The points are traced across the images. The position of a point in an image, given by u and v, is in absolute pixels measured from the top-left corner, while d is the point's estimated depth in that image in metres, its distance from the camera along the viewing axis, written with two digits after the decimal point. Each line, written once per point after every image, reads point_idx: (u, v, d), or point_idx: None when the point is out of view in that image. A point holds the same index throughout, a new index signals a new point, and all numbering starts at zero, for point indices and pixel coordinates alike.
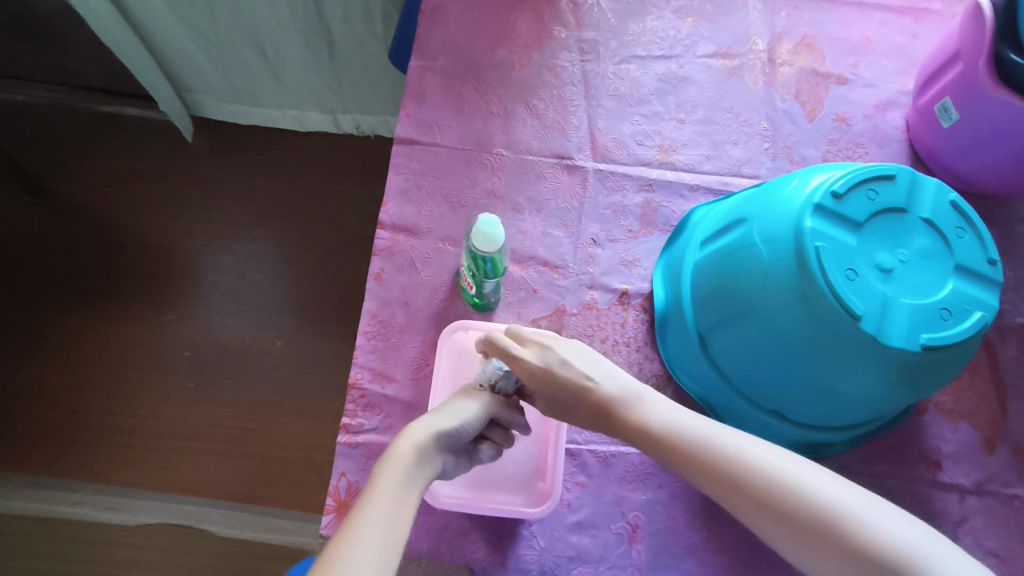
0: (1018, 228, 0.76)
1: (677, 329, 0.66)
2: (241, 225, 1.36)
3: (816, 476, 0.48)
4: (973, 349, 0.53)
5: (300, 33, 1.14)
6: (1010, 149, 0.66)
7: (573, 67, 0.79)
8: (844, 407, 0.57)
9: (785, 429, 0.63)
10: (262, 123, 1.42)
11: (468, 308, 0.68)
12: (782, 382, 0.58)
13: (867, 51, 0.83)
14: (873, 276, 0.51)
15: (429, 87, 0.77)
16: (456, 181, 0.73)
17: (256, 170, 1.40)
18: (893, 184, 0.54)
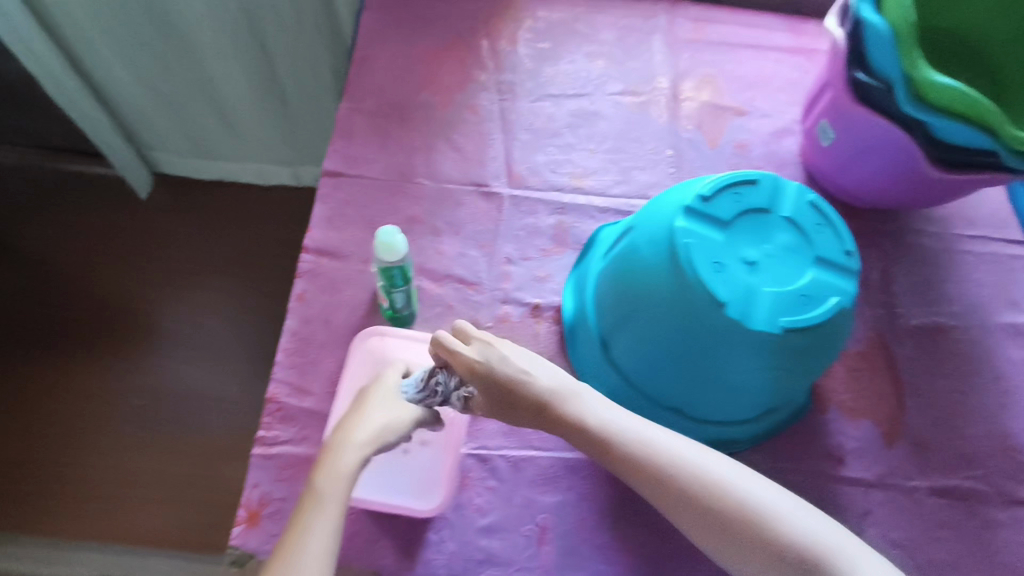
0: (903, 242, 0.83)
1: (583, 337, 0.69)
2: (200, 273, 1.40)
3: (756, 482, 0.54)
4: (839, 335, 0.57)
5: (254, 89, 1.24)
6: (879, 164, 0.71)
7: (492, 106, 0.85)
8: (732, 396, 0.60)
9: (687, 426, 0.65)
10: (222, 176, 1.48)
11: (386, 321, 0.71)
12: (673, 377, 0.61)
13: (764, 86, 0.90)
14: (739, 268, 0.55)
15: (357, 126, 0.82)
16: (381, 209, 0.77)
17: (215, 222, 1.45)
18: (758, 187, 0.59)
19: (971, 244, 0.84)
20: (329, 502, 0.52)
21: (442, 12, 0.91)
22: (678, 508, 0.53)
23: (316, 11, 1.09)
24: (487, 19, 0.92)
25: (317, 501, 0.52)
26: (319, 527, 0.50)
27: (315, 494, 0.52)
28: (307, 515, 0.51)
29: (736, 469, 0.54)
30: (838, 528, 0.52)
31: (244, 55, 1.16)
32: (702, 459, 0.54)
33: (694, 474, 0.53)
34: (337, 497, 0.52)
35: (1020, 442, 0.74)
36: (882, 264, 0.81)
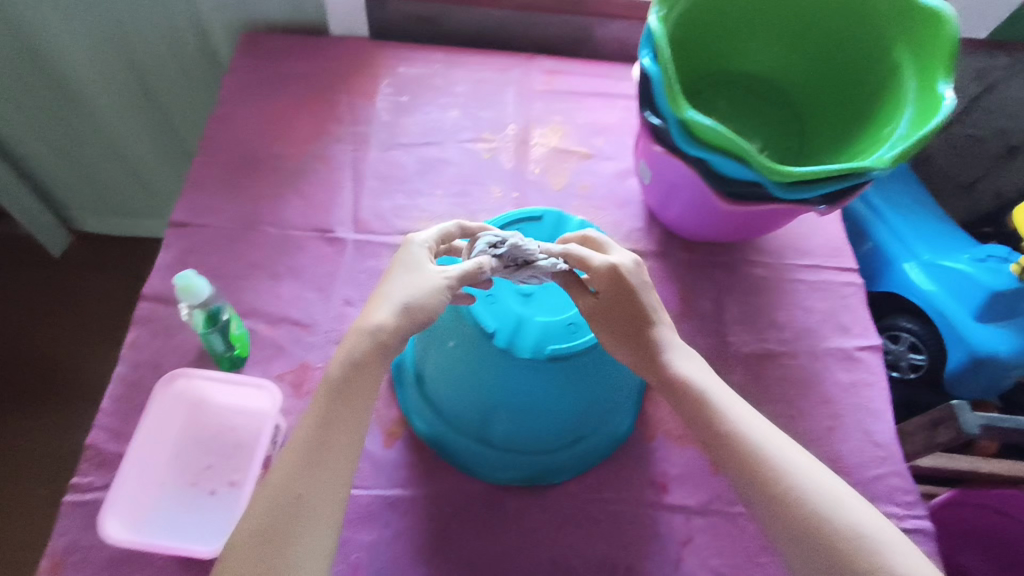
0: (737, 274, 0.87)
1: (405, 374, 0.73)
2: (93, 328, 1.36)
3: (792, 451, 0.55)
4: (612, 358, 0.64)
5: (159, 152, 1.25)
6: (688, 199, 0.76)
7: (344, 156, 0.89)
8: (530, 417, 0.64)
9: (495, 456, 0.69)
10: (127, 233, 1.44)
11: (235, 368, 0.72)
12: (470, 406, 0.66)
13: (609, 131, 0.96)
14: (512, 300, 0.63)
15: (209, 178, 0.85)
16: (223, 256, 0.80)
17: (116, 276, 1.42)
18: (541, 226, 0.68)
19: (804, 273, 0.88)
20: (338, 403, 0.53)
21: (304, 71, 0.96)
22: (739, 476, 0.54)
23: (205, 74, 1.10)
24: (347, 75, 0.96)
25: (330, 403, 0.53)
26: (317, 431, 0.51)
27: (327, 395, 0.53)
28: (316, 413, 0.52)
29: (797, 453, 0.54)
30: (871, 511, 0.52)
31: (146, 118, 1.17)
32: (766, 434, 0.55)
33: (729, 421, 0.56)
34: (347, 400, 0.53)
35: (846, 463, 0.75)
36: (716, 296, 0.85)
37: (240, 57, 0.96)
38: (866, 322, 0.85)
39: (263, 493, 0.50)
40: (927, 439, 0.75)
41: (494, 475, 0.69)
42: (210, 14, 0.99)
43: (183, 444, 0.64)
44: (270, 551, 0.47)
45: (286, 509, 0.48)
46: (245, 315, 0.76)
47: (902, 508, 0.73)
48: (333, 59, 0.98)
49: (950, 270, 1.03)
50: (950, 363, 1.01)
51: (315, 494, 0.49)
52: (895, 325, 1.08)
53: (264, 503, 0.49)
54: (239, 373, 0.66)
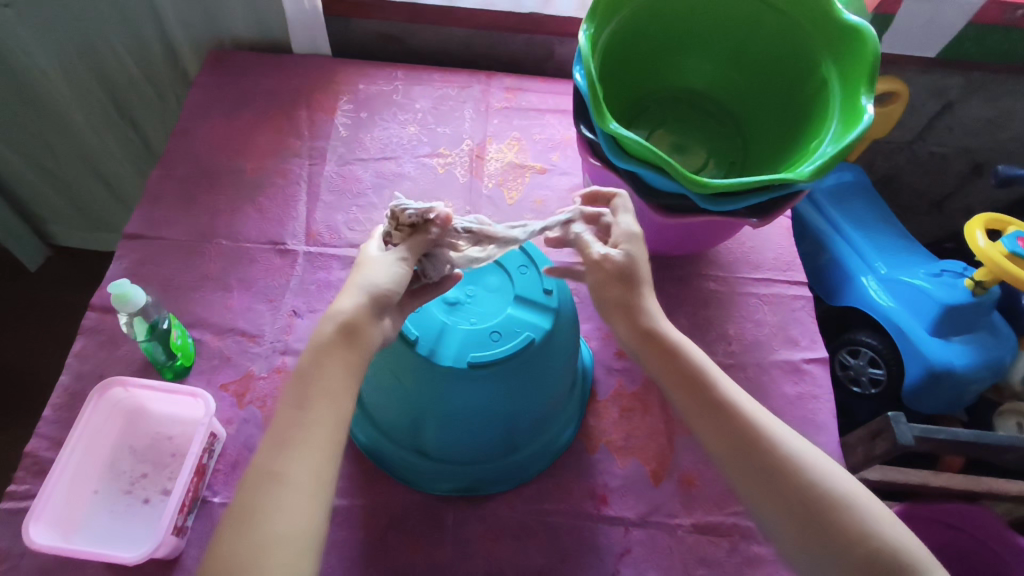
0: (688, 287, 0.88)
1: None
2: (53, 337, 1.34)
3: (781, 426, 0.56)
4: (542, 366, 0.64)
5: (133, 163, 1.25)
6: (629, 211, 0.78)
7: (301, 170, 0.91)
8: (459, 425, 0.64)
9: (430, 466, 0.69)
10: (99, 248, 1.44)
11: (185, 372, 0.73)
12: (400, 414, 0.66)
13: (566, 147, 0.98)
14: (438, 308, 0.63)
15: (166, 191, 0.86)
16: (175, 267, 0.80)
17: (78, 285, 1.41)
18: None
19: (755, 286, 0.89)
20: (314, 383, 0.51)
21: (267, 86, 0.98)
22: (735, 446, 0.54)
23: (176, 91, 1.12)
24: (309, 91, 0.98)
25: (301, 387, 0.51)
26: (296, 412, 0.50)
27: (301, 376, 0.52)
28: (294, 393, 0.51)
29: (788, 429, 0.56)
30: (859, 484, 0.53)
31: (119, 131, 1.18)
32: (755, 408, 0.56)
33: (725, 397, 0.56)
34: (324, 379, 0.52)
35: None
36: (666, 309, 0.86)
37: (205, 74, 0.98)
38: (815, 335, 0.86)
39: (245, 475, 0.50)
40: (867, 451, 0.75)
41: (429, 486, 0.69)
42: (178, 32, 1.00)
43: (119, 453, 0.65)
44: (250, 532, 0.46)
45: (266, 489, 0.48)
46: (192, 325, 0.77)
47: None
48: (296, 75, 0.99)
49: (907, 284, 1.04)
50: (908, 377, 1.02)
51: (296, 476, 0.48)
52: (856, 340, 1.09)
53: (246, 485, 0.49)
54: (174, 382, 0.66)
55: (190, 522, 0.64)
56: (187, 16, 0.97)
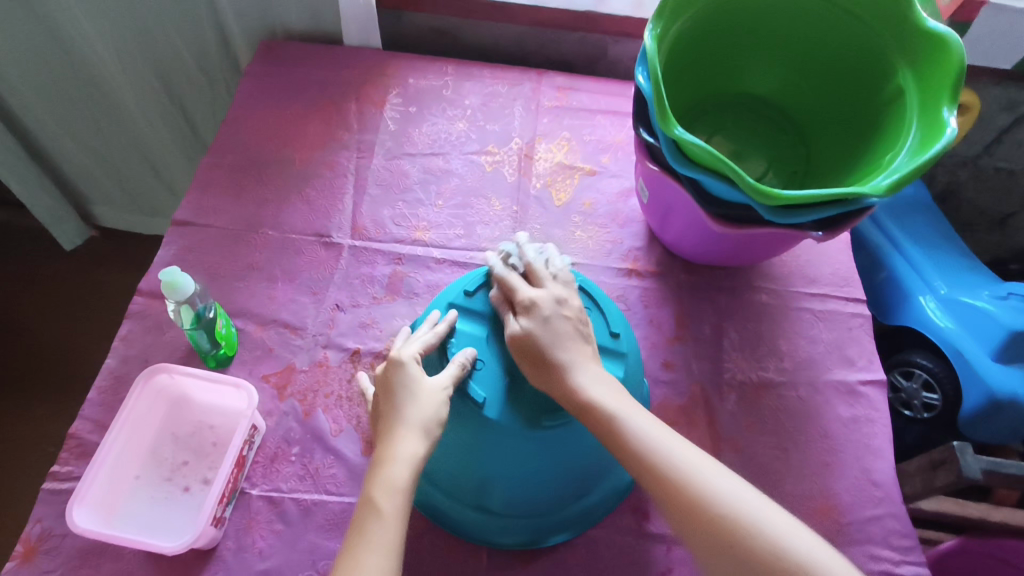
0: (740, 298, 0.85)
1: None
2: (98, 317, 1.36)
3: (725, 476, 0.50)
4: None
5: (184, 151, 1.27)
6: (685, 221, 0.75)
7: (349, 163, 0.90)
8: (531, 479, 0.60)
9: (493, 521, 0.63)
10: (142, 231, 1.46)
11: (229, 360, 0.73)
12: (462, 471, 0.61)
13: (617, 150, 0.95)
14: (500, 363, 0.61)
15: (214, 178, 0.86)
16: (220, 256, 0.80)
17: (125, 267, 1.43)
18: None
19: (810, 301, 0.85)
20: (398, 525, 0.49)
21: (317, 78, 0.97)
22: (651, 487, 0.51)
23: (227, 82, 1.12)
24: (359, 84, 0.97)
25: (380, 512, 0.49)
26: (389, 555, 0.47)
27: (379, 517, 0.49)
28: (371, 539, 0.48)
29: (691, 455, 0.52)
30: (812, 540, 0.46)
31: (169, 118, 1.19)
32: (665, 442, 0.52)
33: (664, 461, 0.51)
34: (404, 521, 0.50)
35: (840, 501, 0.72)
36: (716, 320, 0.83)
37: (256, 63, 0.97)
38: (872, 355, 0.82)
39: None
40: (927, 480, 0.71)
41: (494, 541, 0.64)
42: (232, 19, 0.99)
43: (160, 440, 0.64)
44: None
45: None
46: (236, 315, 0.76)
47: (898, 553, 0.69)
48: (347, 68, 0.99)
49: (969, 306, 1.00)
50: (965, 403, 0.96)
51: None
52: (910, 361, 1.04)
53: None
54: (216, 371, 0.65)
55: (228, 513, 0.64)
56: (241, 5, 0.97)
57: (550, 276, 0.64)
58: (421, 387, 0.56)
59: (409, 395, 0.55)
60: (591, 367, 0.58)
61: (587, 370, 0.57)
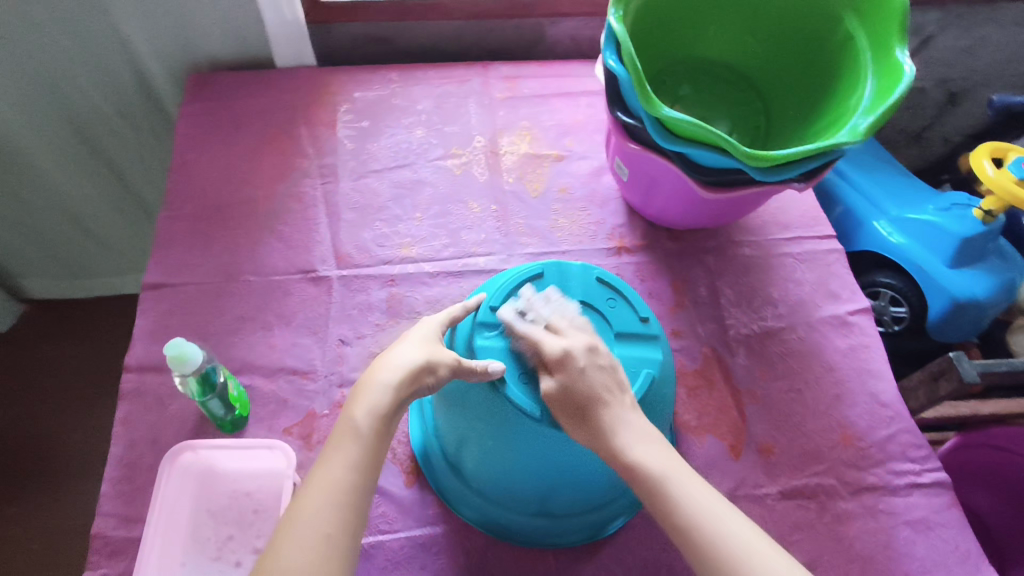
0: (726, 255, 0.88)
1: (435, 464, 0.66)
2: (92, 394, 1.27)
3: (696, 489, 0.51)
4: (664, 398, 0.63)
5: (107, 200, 1.14)
6: (672, 192, 0.77)
7: (315, 191, 0.86)
8: (593, 479, 0.61)
9: (557, 524, 0.63)
10: (104, 292, 1.35)
11: (243, 422, 0.69)
12: (523, 485, 0.60)
13: (578, 130, 0.96)
14: None
15: (177, 233, 0.81)
16: (206, 313, 0.76)
17: (100, 336, 1.33)
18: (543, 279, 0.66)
19: (789, 246, 0.89)
20: (364, 444, 0.51)
21: (258, 107, 0.92)
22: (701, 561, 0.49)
23: (153, 126, 1.04)
24: (304, 106, 0.93)
25: (343, 443, 0.51)
26: (347, 472, 0.49)
27: (349, 435, 0.51)
28: (329, 467, 0.49)
29: (744, 528, 0.50)
30: None
31: (94, 175, 1.08)
32: (718, 515, 0.50)
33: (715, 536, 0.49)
34: (373, 442, 0.51)
35: (857, 428, 0.77)
36: (710, 281, 0.86)
37: (189, 101, 0.91)
38: (853, 286, 0.87)
39: (277, 534, 0.47)
40: (930, 392, 0.77)
41: (559, 539, 0.64)
42: (147, 58, 0.92)
43: (199, 519, 0.61)
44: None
45: (317, 545, 0.45)
46: (239, 371, 0.73)
47: (917, 464, 0.75)
48: (287, 91, 0.94)
49: (919, 222, 1.07)
50: (932, 311, 1.04)
51: (347, 533, 0.47)
52: (875, 282, 1.11)
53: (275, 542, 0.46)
54: (248, 437, 0.64)
55: None
56: (157, 42, 0.90)
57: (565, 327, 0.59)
58: (413, 336, 0.58)
59: (401, 342, 0.58)
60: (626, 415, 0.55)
61: (626, 425, 0.54)
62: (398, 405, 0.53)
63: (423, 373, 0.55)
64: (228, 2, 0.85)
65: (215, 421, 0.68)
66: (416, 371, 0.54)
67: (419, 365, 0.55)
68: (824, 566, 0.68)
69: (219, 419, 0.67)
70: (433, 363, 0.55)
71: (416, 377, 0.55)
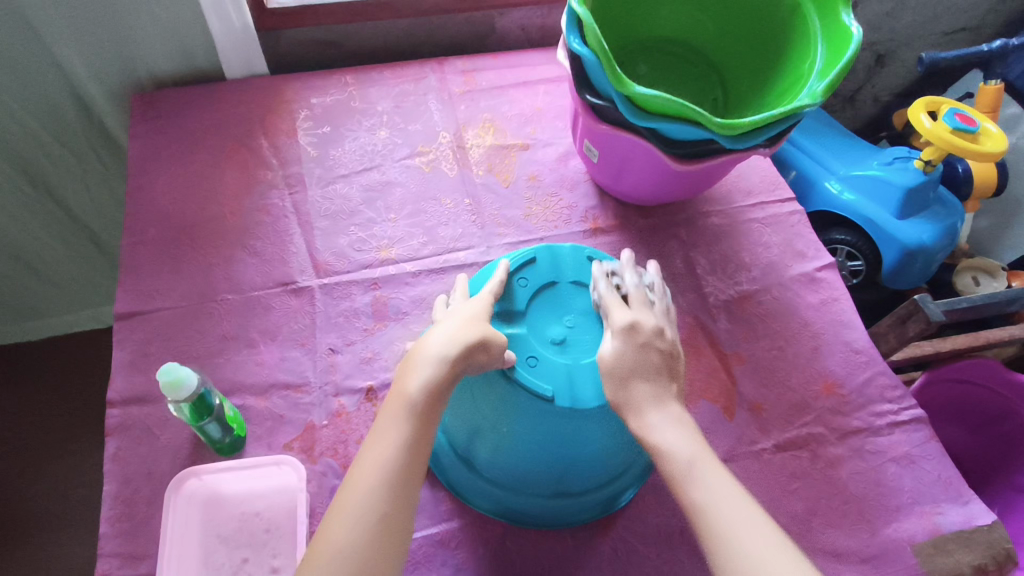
0: (697, 226, 0.91)
1: (447, 460, 0.66)
2: (73, 435, 1.22)
3: (699, 461, 0.53)
4: None
5: (54, 233, 1.08)
6: (644, 168, 0.79)
7: (284, 202, 0.84)
8: (606, 454, 0.62)
9: (574, 503, 0.64)
10: (57, 331, 1.28)
11: (240, 446, 0.68)
12: (540, 466, 0.61)
13: (540, 118, 0.97)
14: (550, 351, 0.61)
15: (144, 259, 0.78)
16: (186, 337, 0.73)
17: (72, 376, 1.27)
18: (537, 265, 0.66)
19: (753, 212, 0.93)
20: (415, 422, 0.52)
21: (212, 122, 0.89)
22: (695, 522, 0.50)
23: (97, 150, 0.99)
24: (260, 117, 0.91)
25: (396, 419, 0.52)
26: (397, 450, 0.50)
27: (402, 411, 0.52)
28: (381, 441, 0.51)
29: (736, 499, 0.50)
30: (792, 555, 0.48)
31: (35, 206, 1.02)
32: (709, 482, 0.51)
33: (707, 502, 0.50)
34: (424, 419, 0.52)
35: (837, 376, 0.80)
36: (684, 252, 0.88)
37: (138, 122, 0.88)
38: (817, 243, 0.91)
39: (335, 506, 0.49)
40: (900, 335, 0.81)
41: (574, 517, 0.65)
42: (87, 80, 0.87)
43: (209, 545, 0.59)
44: (348, 557, 0.45)
45: (369, 520, 0.47)
46: (230, 393, 0.71)
47: (896, 404, 0.79)
48: (240, 103, 0.91)
49: (866, 177, 1.12)
50: (887, 261, 1.10)
51: (397, 510, 0.48)
52: (832, 240, 1.17)
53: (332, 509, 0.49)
54: (251, 458, 0.63)
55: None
56: (96, 63, 0.85)
57: (641, 302, 0.62)
58: (462, 312, 0.59)
59: (453, 316, 0.58)
60: (671, 406, 0.56)
61: (666, 411, 0.55)
62: (448, 381, 0.54)
63: (477, 351, 0.54)
64: (170, 15, 0.82)
65: (215, 445, 0.66)
66: (470, 348, 0.54)
67: (473, 346, 0.54)
68: (824, 509, 0.72)
69: (218, 442, 0.65)
70: (485, 341, 0.54)
71: (469, 356, 0.54)
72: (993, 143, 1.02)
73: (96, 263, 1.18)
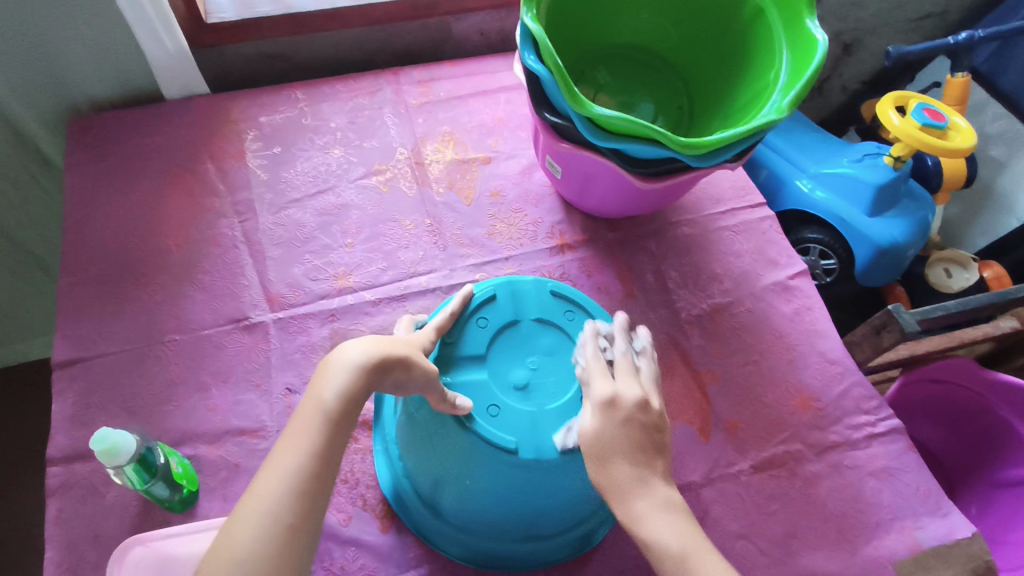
0: (666, 237, 0.88)
1: (412, 506, 0.63)
2: (19, 475, 1.14)
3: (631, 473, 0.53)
4: None
5: None
6: (608, 188, 0.76)
7: (233, 231, 0.80)
8: (576, 495, 0.59)
9: (547, 545, 0.62)
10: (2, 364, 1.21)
11: (193, 503, 0.64)
12: (508, 513, 0.58)
13: (501, 129, 0.93)
14: (512, 397, 0.59)
15: (83, 300, 0.73)
16: (131, 384, 0.69)
17: (18, 412, 1.20)
18: (497, 303, 0.64)
19: (724, 219, 0.90)
20: (329, 429, 0.45)
21: (154, 147, 0.84)
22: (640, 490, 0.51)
23: (33, 177, 0.93)
24: (205, 139, 0.86)
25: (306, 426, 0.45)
26: (307, 458, 0.44)
27: (316, 416, 0.46)
28: (289, 448, 0.45)
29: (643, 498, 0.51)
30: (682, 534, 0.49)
31: None
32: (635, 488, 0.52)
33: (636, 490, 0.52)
34: (338, 424, 0.46)
35: (813, 389, 0.79)
36: (654, 265, 0.86)
37: (73, 150, 0.82)
38: (789, 250, 0.89)
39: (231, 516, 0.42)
40: (875, 344, 0.80)
41: (549, 558, 0.63)
42: (16, 108, 0.81)
43: None
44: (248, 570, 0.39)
45: (277, 527, 0.41)
46: (180, 442, 0.67)
47: (872, 416, 0.77)
48: (183, 124, 0.86)
49: (836, 175, 1.10)
50: (859, 260, 1.09)
51: (307, 523, 0.42)
52: (803, 239, 1.15)
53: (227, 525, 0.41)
54: (201, 521, 0.62)
55: None
56: (24, 89, 0.79)
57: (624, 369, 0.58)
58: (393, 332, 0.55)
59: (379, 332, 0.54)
60: (660, 490, 0.51)
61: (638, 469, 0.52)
62: (366, 392, 0.48)
63: (398, 366, 0.50)
64: (101, 37, 0.77)
65: (166, 506, 0.62)
66: (391, 362, 0.50)
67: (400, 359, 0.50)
68: (803, 530, 0.70)
69: (169, 502, 0.61)
70: (406, 359, 0.51)
71: (392, 370, 0.50)
72: (962, 138, 1.01)
73: (40, 293, 1.11)
